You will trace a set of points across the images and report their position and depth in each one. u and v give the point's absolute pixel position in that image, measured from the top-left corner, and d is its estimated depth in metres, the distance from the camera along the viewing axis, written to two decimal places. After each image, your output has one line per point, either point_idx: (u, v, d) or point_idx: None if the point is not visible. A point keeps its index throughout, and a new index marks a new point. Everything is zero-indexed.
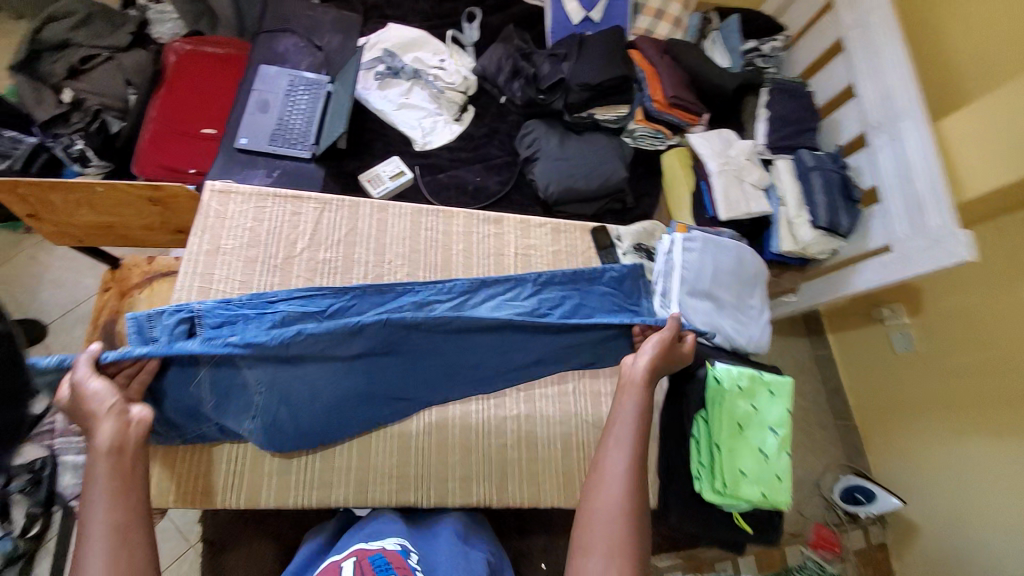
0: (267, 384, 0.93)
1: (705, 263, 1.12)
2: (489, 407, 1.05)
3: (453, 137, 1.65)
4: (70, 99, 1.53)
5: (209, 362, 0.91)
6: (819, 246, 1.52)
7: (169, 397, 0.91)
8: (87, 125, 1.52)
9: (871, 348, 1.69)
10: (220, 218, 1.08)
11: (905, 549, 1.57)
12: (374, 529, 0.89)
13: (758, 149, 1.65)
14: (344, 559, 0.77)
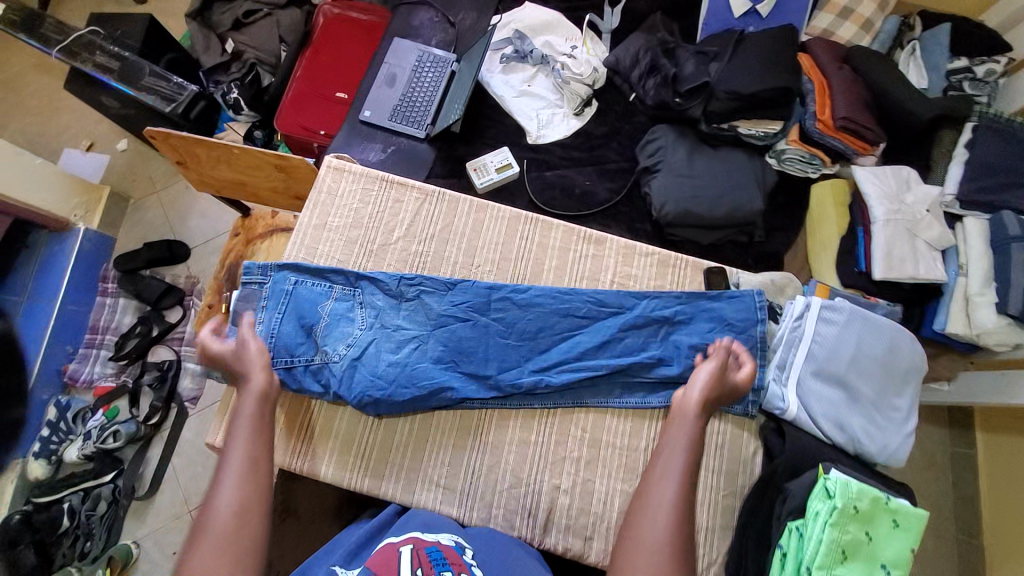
0: (368, 340, 0.99)
1: (850, 330, 0.92)
2: (556, 430, 0.99)
3: (569, 133, 1.53)
4: (232, 49, 1.69)
5: (329, 309, 1.01)
6: (1001, 339, 1.18)
7: (285, 334, 0.98)
8: (242, 76, 1.68)
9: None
10: (331, 195, 1.11)
11: None
12: (428, 519, 0.89)
13: (945, 199, 1.30)
14: (402, 544, 0.78)
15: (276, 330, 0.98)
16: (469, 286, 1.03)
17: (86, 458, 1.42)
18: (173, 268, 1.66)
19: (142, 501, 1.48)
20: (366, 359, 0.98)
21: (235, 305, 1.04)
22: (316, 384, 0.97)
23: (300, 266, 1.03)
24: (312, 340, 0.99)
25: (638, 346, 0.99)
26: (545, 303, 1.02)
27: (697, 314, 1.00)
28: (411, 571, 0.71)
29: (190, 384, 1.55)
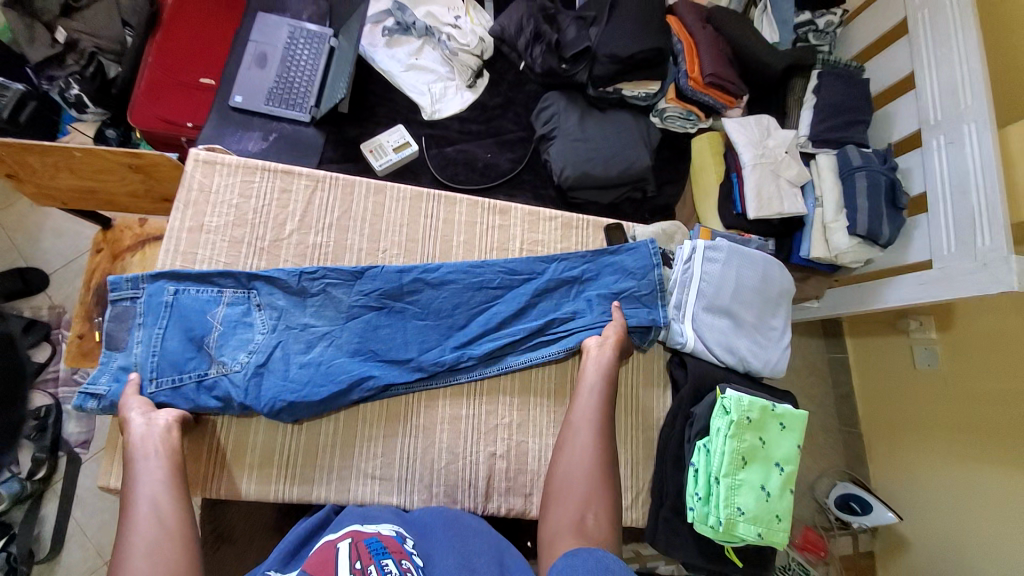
0: (272, 343, 0.94)
1: (728, 263, 1.03)
2: (483, 403, 1.01)
3: (464, 106, 1.51)
4: (65, 38, 1.37)
5: (221, 316, 0.94)
6: (855, 256, 1.39)
7: (171, 350, 0.90)
8: (82, 69, 1.39)
9: (891, 359, 1.60)
10: (204, 192, 1.00)
11: (891, 561, 1.55)
12: (367, 512, 0.89)
13: (800, 140, 1.50)
14: (340, 540, 0.77)
15: (158, 348, 0.90)
16: (376, 271, 0.99)
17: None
18: (31, 300, 1.43)
19: (46, 564, 1.28)
20: (273, 363, 0.92)
21: (106, 326, 0.91)
22: (216, 396, 0.89)
23: (177, 272, 0.93)
24: (205, 353, 0.91)
25: (552, 308, 1.03)
26: (457, 279, 1.02)
27: (603, 270, 1.06)
28: (350, 566, 0.70)
29: (78, 427, 1.36)
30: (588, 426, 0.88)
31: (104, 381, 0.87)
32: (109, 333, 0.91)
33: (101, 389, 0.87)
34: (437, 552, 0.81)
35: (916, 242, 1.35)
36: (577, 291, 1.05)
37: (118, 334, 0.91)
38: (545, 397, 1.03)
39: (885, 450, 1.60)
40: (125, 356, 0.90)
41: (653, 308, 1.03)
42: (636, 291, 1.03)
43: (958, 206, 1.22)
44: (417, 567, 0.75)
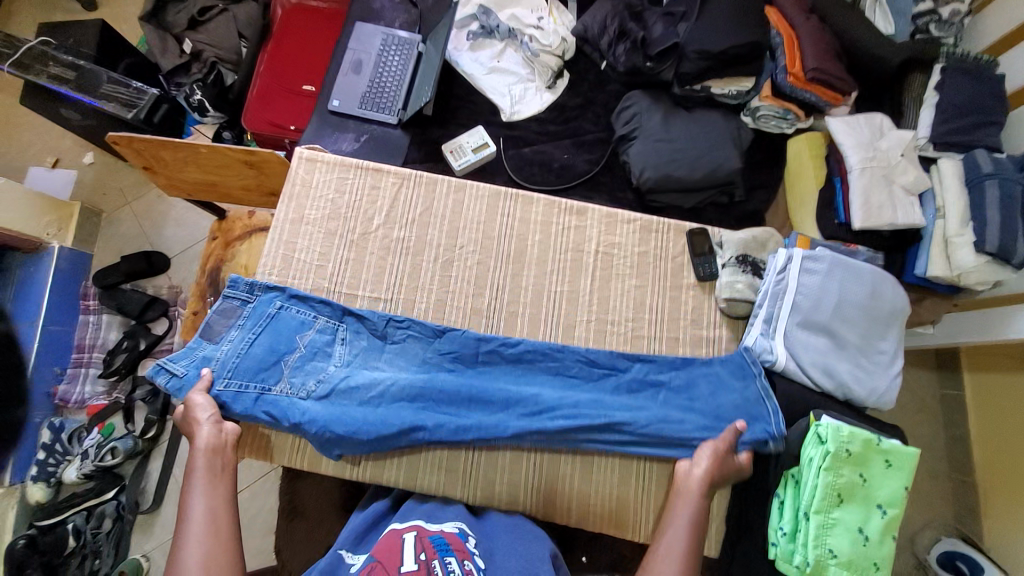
0: (342, 377, 0.98)
1: (829, 300, 0.93)
2: (536, 476, 0.97)
3: (543, 107, 1.51)
4: (191, 49, 1.62)
5: (307, 340, 1.00)
6: (980, 277, 1.21)
7: (254, 356, 0.96)
8: (205, 76, 1.62)
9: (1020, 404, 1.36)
10: (305, 186, 1.09)
11: None
12: (435, 510, 0.91)
13: (919, 142, 1.33)
14: (406, 531, 0.80)
15: (243, 351, 0.96)
16: (455, 333, 1.01)
17: (85, 477, 1.42)
18: (154, 280, 1.64)
19: (148, 515, 1.48)
20: (337, 397, 0.96)
21: (209, 316, 1.00)
22: (267, 411, 0.94)
23: (288, 290, 1.02)
24: (279, 369, 0.97)
25: (631, 405, 0.97)
26: (533, 358, 1.00)
27: (692, 377, 0.98)
28: (416, 557, 0.72)
29: None
30: (676, 546, 0.81)
31: (183, 365, 0.95)
32: (209, 323, 0.99)
33: (179, 369, 0.95)
34: (496, 556, 0.80)
35: None
36: (659, 386, 0.98)
37: (217, 327, 1.00)
38: (604, 487, 0.96)
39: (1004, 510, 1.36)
40: (213, 348, 0.98)
41: (764, 416, 0.92)
42: (729, 408, 0.94)
43: None
44: (479, 570, 0.75)
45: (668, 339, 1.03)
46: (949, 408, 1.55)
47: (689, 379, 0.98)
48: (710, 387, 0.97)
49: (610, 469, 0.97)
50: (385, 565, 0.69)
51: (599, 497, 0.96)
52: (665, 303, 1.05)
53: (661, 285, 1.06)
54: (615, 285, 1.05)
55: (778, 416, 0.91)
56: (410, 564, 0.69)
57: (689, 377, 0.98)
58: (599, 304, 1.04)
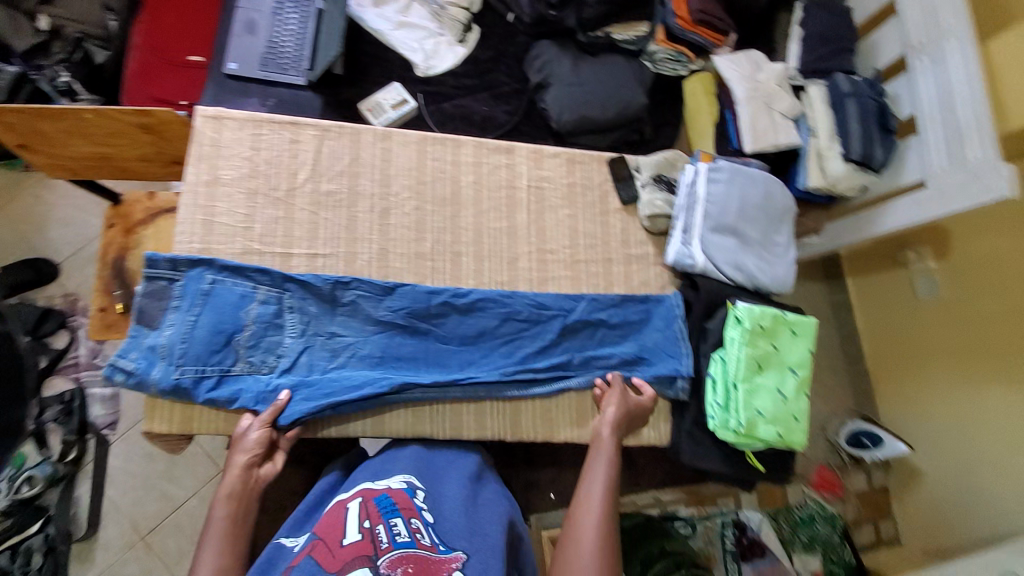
0: (300, 348, 0.96)
1: (735, 208, 1.05)
2: (506, 423, 1.01)
3: (458, 61, 1.51)
4: (49, 26, 1.43)
5: (253, 315, 0.95)
6: (850, 183, 1.41)
7: (199, 340, 0.91)
8: (69, 54, 1.42)
9: (901, 295, 1.66)
10: (215, 147, 1.03)
11: (908, 493, 1.65)
12: (382, 466, 0.89)
13: (790, 72, 1.53)
14: (350, 499, 0.80)
15: (188, 335, 0.91)
16: (408, 292, 1.01)
17: (4, 514, 1.25)
18: (45, 290, 1.45)
19: (86, 542, 1.34)
20: (298, 371, 0.96)
21: (138, 301, 0.92)
22: (232, 392, 0.92)
23: (218, 261, 0.95)
24: (233, 350, 0.93)
25: (577, 348, 1.05)
26: (486, 306, 1.04)
27: (629, 310, 1.08)
28: (359, 526, 0.74)
29: (103, 410, 1.41)
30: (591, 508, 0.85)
31: (134, 358, 0.89)
32: (141, 309, 0.92)
33: (131, 365, 0.89)
34: (448, 504, 0.82)
35: (910, 162, 1.36)
36: (599, 324, 1.06)
37: (151, 311, 0.92)
38: (564, 426, 1.02)
39: (895, 385, 1.69)
40: (155, 335, 0.91)
41: (677, 355, 1.03)
42: (658, 342, 1.05)
43: (947, 125, 1.24)
44: (428, 524, 0.77)
45: (603, 259, 1.11)
46: (840, 311, 1.85)
47: (642, 306, 1.08)
48: (640, 322, 1.07)
49: (570, 404, 1.03)
50: (328, 542, 0.72)
51: (563, 432, 1.02)
52: (597, 228, 1.13)
53: (591, 212, 1.13)
54: (549, 215, 1.12)
55: (687, 355, 1.03)
56: (353, 536, 0.72)
57: (642, 305, 1.08)
58: (538, 235, 1.10)
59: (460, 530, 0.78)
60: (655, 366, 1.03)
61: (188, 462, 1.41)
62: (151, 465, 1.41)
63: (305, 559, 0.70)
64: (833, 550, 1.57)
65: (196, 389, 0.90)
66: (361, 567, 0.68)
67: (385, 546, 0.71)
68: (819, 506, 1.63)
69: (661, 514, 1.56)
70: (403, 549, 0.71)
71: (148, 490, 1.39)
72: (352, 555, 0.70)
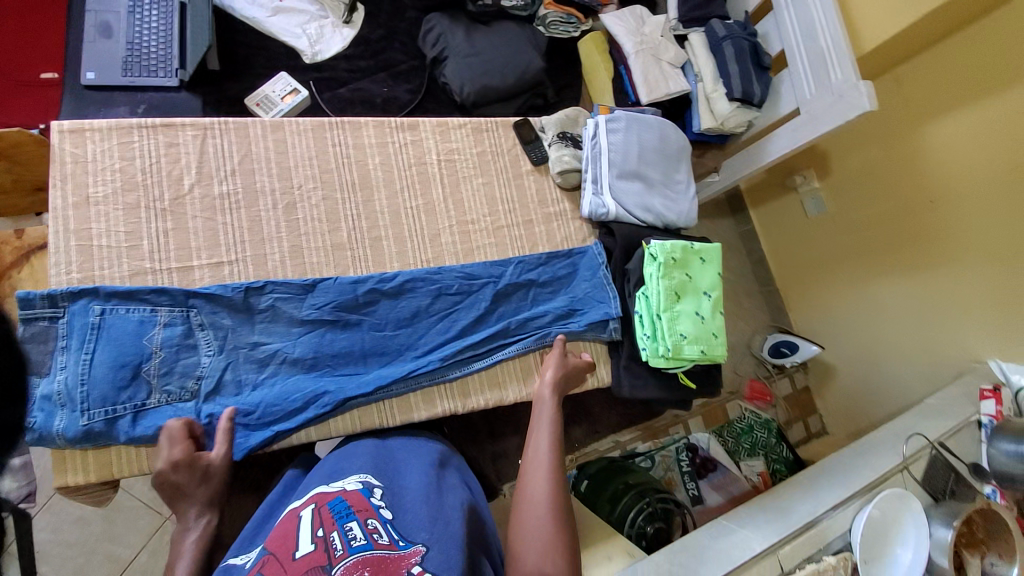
0: (222, 364, 0.91)
1: (636, 155, 1.11)
2: (455, 395, 1.02)
3: (346, 43, 1.45)
4: None
5: (159, 340, 0.88)
6: (738, 120, 1.53)
7: (100, 378, 0.83)
8: None
9: (795, 215, 1.85)
10: (79, 162, 0.92)
11: (825, 388, 1.88)
12: (338, 465, 0.86)
13: (671, 23, 1.61)
14: (302, 506, 0.74)
15: (86, 375, 0.83)
16: (330, 285, 0.98)
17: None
18: None
19: None
20: (226, 389, 0.90)
21: (20, 349, 0.83)
22: (152, 426, 0.84)
23: (105, 289, 0.86)
24: (144, 381, 0.86)
25: (511, 312, 1.08)
26: (415, 287, 1.03)
27: (555, 268, 1.11)
28: (312, 534, 0.68)
29: (13, 483, 1.26)
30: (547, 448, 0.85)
31: (26, 412, 0.80)
32: (23, 357, 0.82)
33: (23, 421, 0.79)
34: (409, 496, 0.79)
35: (785, 94, 1.49)
36: (528, 287, 1.09)
37: (37, 357, 0.83)
38: (513, 387, 1.05)
39: (800, 294, 1.91)
40: (48, 383, 0.82)
41: (605, 300, 1.09)
42: (587, 291, 1.10)
43: (811, 54, 1.37)
44: (388, 522, 0.72)
45: (524, 221, 1.14)
46: (749, 241, 2.02)
47: (567, 262, 1.12)
48: (567, 277, 1.11)
49: (514, 366, 1.07)
50: (279, 556, 0.65)
51: (512, 392, 1.05)
52: (513, 192, 1.15)
53: (505, 177, 1.15)
54: (464, 186, 1.12)
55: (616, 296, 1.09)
56: (305, 546, 0.66)
57: (567, 261, 1.12)
58: (455, 207, 1.10)
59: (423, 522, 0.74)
60: (588, 315, 1.08)
61: (127, 517, 1.32)
62: (84, 529, 1.30)
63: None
64: (773, 450, 1.73)
65: (109, 431, 0.83)
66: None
67: (340, 552, 0.64)
68: (755, 416, 1.80)
69: (623, 454, 1.67)
70: (360, 552, 0.64)
71: (90, 555, 1.29)
72: (304, 567, 0.63)
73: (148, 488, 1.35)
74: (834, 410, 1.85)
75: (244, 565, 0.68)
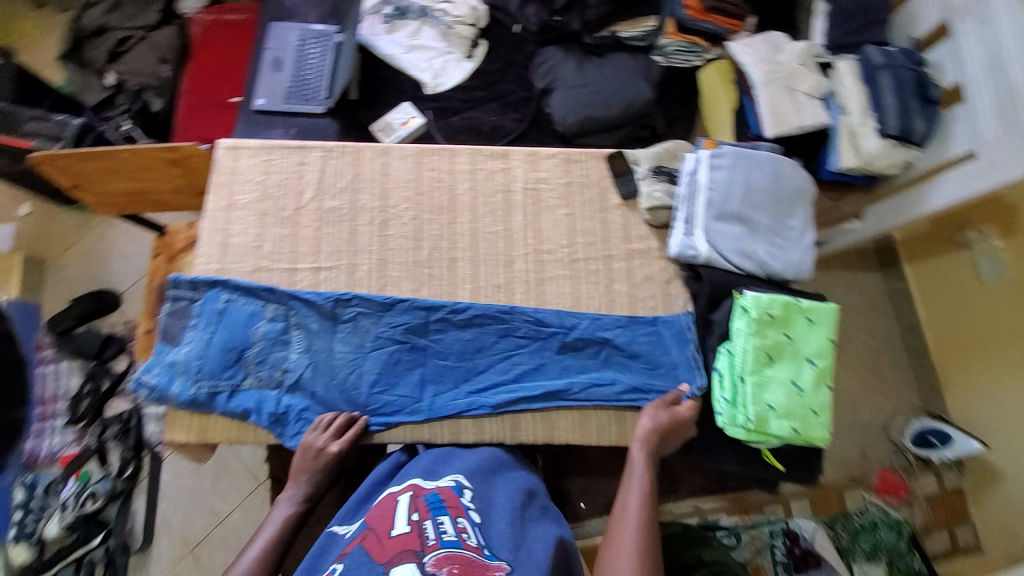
0: (304, 364, 1.01)
1: (738, 198, 1.00)
2: (506, 426, 1.00)
3: (465, 74, 1.57)
4: (113, 81, 1.66)
5: (261, 332, 1.02)
6: (889, 161, 1.29)
7: (212, 357, 0.99)
8: (129, 105, 1.63)
9: (975, 278, 1.44)
10: (231, 175, 1.12)
11: (984, 496, 1.43)
12: (432, 465, 0.89)
13: (813, 50, 1.40)
14: (400, 493, 0.78)
15: (203, 351, 0.99)
16: (408, 307, 1.04)
17: (69, 528, 1.42)
18: (108, 318, 1.66)
19: (140, 555, 1.51)
20: (304, 383, 1.01)
21: (164, 321, 1.02)
22: (242, 404, 0.98)
23: (232, 282, 1.03)
24: (242, 366, 1.00)
25: (575, 360, 1.03)
26: (482, 317, 1.04)
27: (635, 333, 1.03)
28: (408, 518, 0.71)
29: (157, 427, 1.57)
30: (634, 512, 0.84)
31: (156, 374, 0.98)
32: (165, 327, 1.01)
33: (153, 380, 0.98)
34: (499, 505, 0.79)
35: (958, 131, 1.23)
36: (597, 339, 1.03)
37: (173, 329, 1.02)
38: (565, 431, 1.00)
39: (964, 373, 1.48)
40: (175, 352, 1.00)
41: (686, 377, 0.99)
42: (667, 365, 1.01)
43: (998, 88, 1.13)
44: (475, 524, 0.73)
45: (603, 257, 1.09)
46: (898, 301, 1.65)
47: (647, 324, 1.03)
48: (640, 338, 1.03)
49: (571, 415, 1.01)
50: (378, 532, 0.69)
51: (564, 435, 1.00)
52: (597, 225, 1.11)
53: (590, 210, 1.12)
54: (545, 217, 1.11)
55: (703, 376, 0.98)
56: (402, 528, 0.69)
57: (647, 324, 1.03)
58: (534, 236, 1.10)
59: (502, 543, 0.72)
60: (653, 393, 0.99)
61: (230, 479, 1.55)
62: (198, 482, 1.55)
63: (355, 548, 0.68)
64: (900, 559, 1.39)
65: (208, 402, 0.98)
66: (409, 560, 0.63)
67: (432, 543, 0.66)
68: (882, 512, 1.44)
69: (701, 524, 1.39)
70: (449, 548, 0.65)
71: (197, 505, 1.54)
72: (399, 547, 0.65)
73: (251, 453, 1.58)
74: (994, 527, 1.41)
75: (350, 535, 0.73)
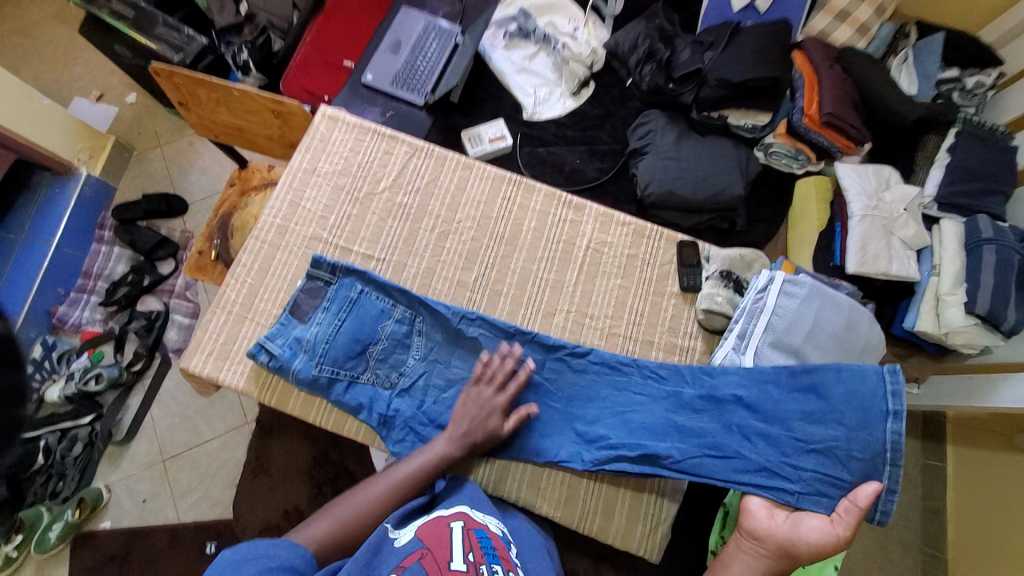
0: (419, 372, 1.01)
1: (804, 332, 0.94)
2: (495, 472, 0.98)
3: (565, 111, 1.57)
4: (245, 11, 1.71)
5: (388, 331, 1.01)
6: (968, 338, 1.20)
7: (339, 344, 0.98)
8: (253, 38, 1.68)
9: None
10: (323, 142, 1.15)
11: None
12: (479, 495, 0.87)
13: (924, 200, 1.32)
14: (452, 519, 0.78)
15: (331, 336, 0.98)
16: (531, 341, 1.01)
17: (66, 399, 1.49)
18: (170, 221, 1.73)
19: (119, 446, 1.55)
20: (415, 391, 1.00)
21: (296, 295, 1.02)
22: (355, 399, 0.98)
23: (370, 276, 1.03)
24: (364, 359, 1.00)
25: (715, 432, 0.93)
26: (601, 370, 1.01)
27: (786, 394, 0.91)
28: (462, 555, 0.71)
29: (176, 335, 1.62)
30: None
31: (280, 344, 0.98)
32: (298, 303, 1.01)
33: (275, 349, 0.98)
34: (536, 567, 0.79)
35: None
36: (744, 407, 0.93)
37: (305, 306, 1.02)
38: (549, 502, 0.97)
39: None
40: (303, 329, 1.00)
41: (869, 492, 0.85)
42: (843, 458, 0.86)
43: None
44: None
45: (642, 342, 1.06)
46: (929, 479, 1.49)
47: (806, 382, 0.90)
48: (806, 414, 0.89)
49: (560, 485, 0.98)
50: (435, 558, 0.70)
51: (546, 506, 0.97)
52: (645, 306, 1.08)
53: (644, 289, 1.09)
54: (600, 281, 1.09)
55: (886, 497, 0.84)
56: (457, 565, 0.69)
57: (804, 379, 0.90)
58: (581, 297, 1.08)
59: None
60: (799, 485, 0.86)
61: (222, 405, 1.58)
62: (193, 399, 1.58)
63: (412, 564, 0.69)
64: None
65: (324, 388, 0.98)
66: None
67: None
68: None
69: None
70: None
71: (184, 421, 1.57)
72: None
73: None
74: None
75: (402, 546, 0.72)
